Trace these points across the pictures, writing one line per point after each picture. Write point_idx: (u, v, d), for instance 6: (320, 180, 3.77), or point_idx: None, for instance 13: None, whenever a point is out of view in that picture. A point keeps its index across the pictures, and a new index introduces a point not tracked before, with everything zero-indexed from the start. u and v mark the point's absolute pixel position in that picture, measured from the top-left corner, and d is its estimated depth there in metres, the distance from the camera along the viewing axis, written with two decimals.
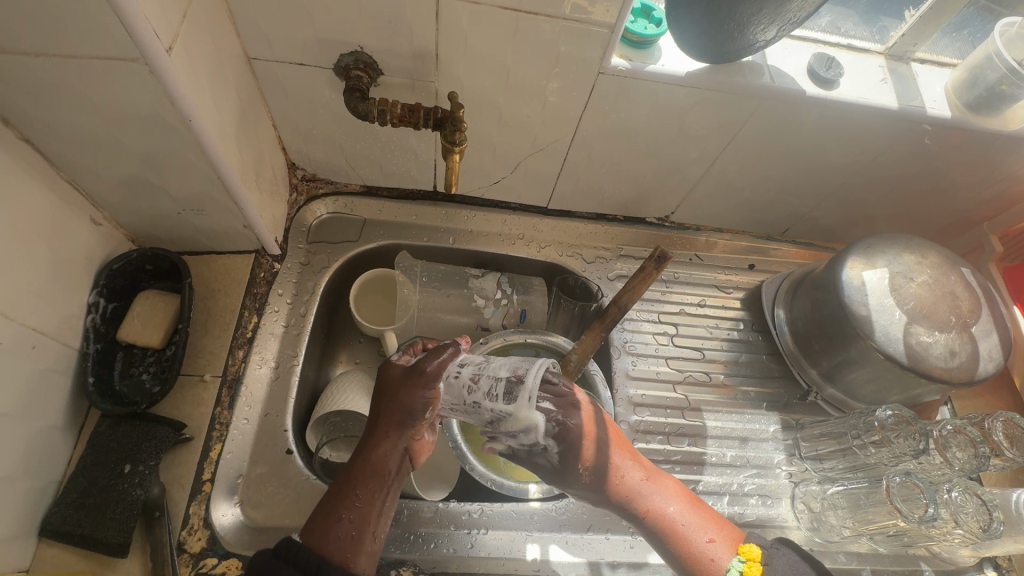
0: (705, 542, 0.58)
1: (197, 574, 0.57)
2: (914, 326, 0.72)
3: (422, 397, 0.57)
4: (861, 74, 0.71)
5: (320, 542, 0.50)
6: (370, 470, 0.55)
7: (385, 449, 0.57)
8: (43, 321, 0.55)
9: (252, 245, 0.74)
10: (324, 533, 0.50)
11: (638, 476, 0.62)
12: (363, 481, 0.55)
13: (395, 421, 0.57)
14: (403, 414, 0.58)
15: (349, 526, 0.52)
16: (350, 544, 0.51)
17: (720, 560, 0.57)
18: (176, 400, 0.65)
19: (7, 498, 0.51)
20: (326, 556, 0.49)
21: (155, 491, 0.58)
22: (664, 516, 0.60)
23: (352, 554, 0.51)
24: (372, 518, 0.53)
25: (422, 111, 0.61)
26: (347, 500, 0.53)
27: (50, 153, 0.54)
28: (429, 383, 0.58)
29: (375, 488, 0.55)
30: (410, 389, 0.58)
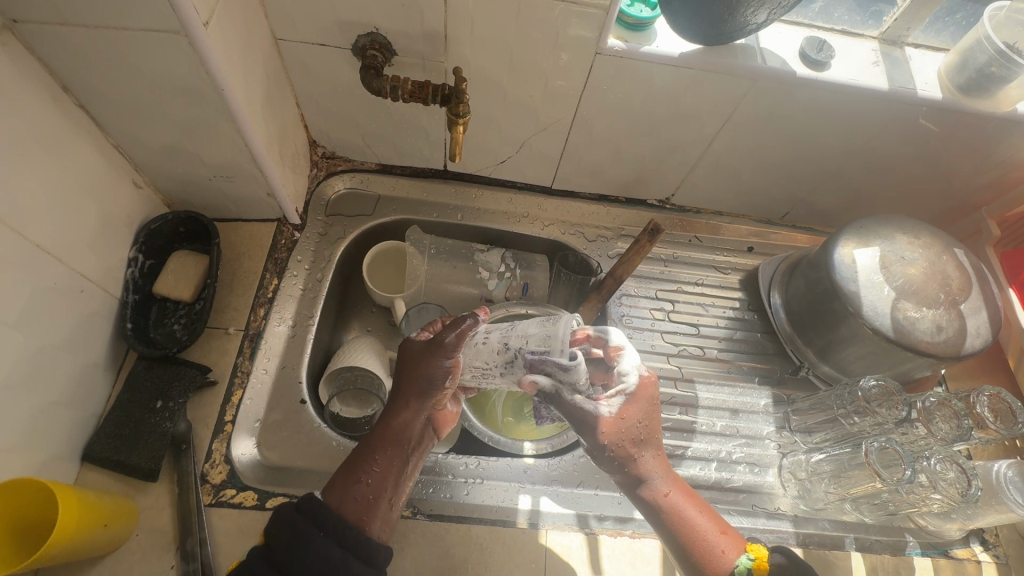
0: (717, 536, 0.59)
1: (217, 502, 0.63)
2: (902, 302, 0.74)
3: (441, 366, 0.61)
4: (852, 57, 0.73)
5: (340, 501, 0.55)
6: (389, 437, 0.60)
7: (404, 418, 0.61)
8: (91, 269, 0.62)
9: (274, 214, 0.80)
10: (343, 494, 0.56)
11: (660, 466, 0.62)
12: (381, 448, 0.59)
13: (414, 391, 0.61)
14: (421, 383, 0.61)
15: (367, 489, 0.57)
16: (367, 505, 0.56)
17: (729, 556, 0.58)
18: (203, 350, 0.71)
19: (56, 422, 0.58)
20: (344, 515, 0.54)
21: (182, 426, 0.65)
22: (679, 507, 0.60)
23: (368, 514, 0.56)
24: (389, 483, 0.58)
25: (430, 87, 0.66)
26: (366, 464, 0.58)
27: (100, 119, 0.61)
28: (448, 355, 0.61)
29: (392, 455, 0.59)
30: (428, 360, 0.61)
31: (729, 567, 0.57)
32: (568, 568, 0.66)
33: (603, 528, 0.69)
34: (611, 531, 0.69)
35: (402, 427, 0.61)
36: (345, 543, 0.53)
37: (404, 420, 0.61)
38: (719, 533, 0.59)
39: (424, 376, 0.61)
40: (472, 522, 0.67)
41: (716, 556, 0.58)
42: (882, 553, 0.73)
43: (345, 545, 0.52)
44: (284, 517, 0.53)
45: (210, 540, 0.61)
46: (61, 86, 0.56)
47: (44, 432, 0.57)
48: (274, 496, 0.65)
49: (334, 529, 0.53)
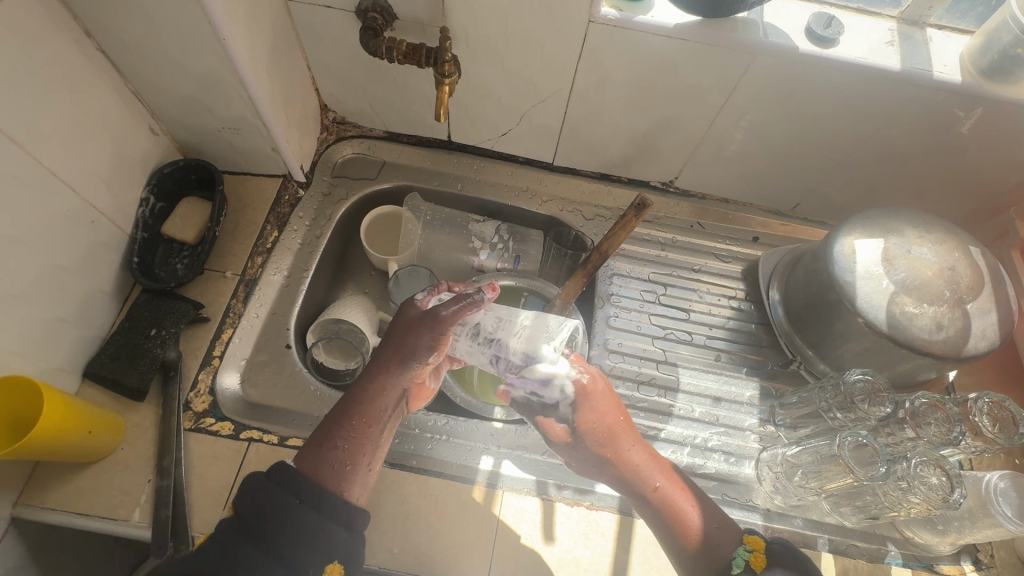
0: (711, 527, 0.59)
1: (196, 428, 0.68)
2: (901, 296, 0.70)
3: (426, 339, 0.59)
4: (865, 36, 0.70)
5: (317, 468, 0.56)
6: (367, 408, 0.60)
7: (385, 387, 0.61)
8: (104, 203, 0.67)
9: (280, 170, 0.84)
10: (319, 460, 0.56)
11: (643, 458, 0.62)
12: (359, 415, 0.59)
13: (395, 359, 0.61)
14: (403, 354, 0.60)
15: (343, 455, 0.57)
16: (343, 472, 0.57)
17: (731, 545, 0.58)
18: (202, 289, 0.76)
19: (61, 338, 0.64)
20: (318, 481, 0.55)
21: (172, 354, 0.70)
22: (669, 495, 0.61)
23: (343, 481, 0.56)
24: (365, 451, 0.58)
25: (423, 50, 0.69)
26: (342, 430, 0.58)
27: (121, 66, 0.66)
28: (438, 335, 0.59)
29: (371, 425, 0.59)
30: (415, 334, 0.60)
31: (727, 557, 0.57)
32: (520, 529, 0.66)
33: (561, 496, 0.69)
34: (569, 499, 0.69)
35: (381, 398, 0.60)
36: (324, 510, 0.53)
37: (383, 391, 0.60)
38: (711, 515, 0.60)
39: (408, 347, 0.60)
40: (431, 474, 0.69)
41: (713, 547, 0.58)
42: (857, 558, 0.70)
43: (322, 511, 0.53)
44: (258, 489, 0.53)
45: (186, 461, 0.66)
46: (85, 31, 0.61)
47: (49, 346, 0.62)
48: (248, 429, 0.69)
49: (312, 497, 0.53)
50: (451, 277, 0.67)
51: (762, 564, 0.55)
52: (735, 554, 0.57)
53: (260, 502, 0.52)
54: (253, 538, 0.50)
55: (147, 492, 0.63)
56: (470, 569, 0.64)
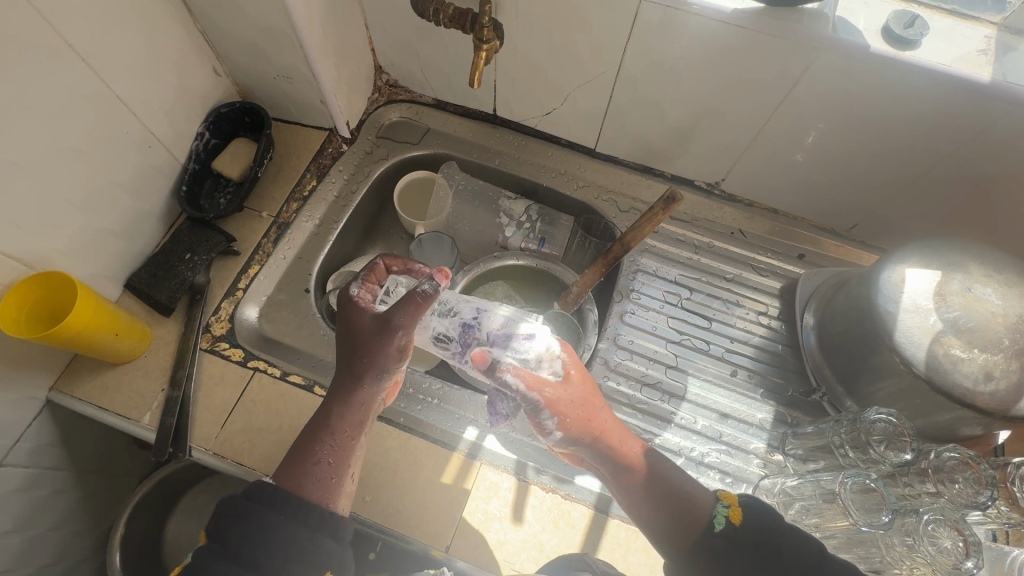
0: (686, 491, 0.56)
1: (211, 349, 0.73)
2: (949, 336, 0.62)
3: (394, 345, 0.58)
4: (954, 41, 0.62)
5: (300, 484, 0.55)
6: (343, 420, 0.59)
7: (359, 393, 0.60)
8: (161, 131, 0.73)
9: (327, 123, 0.88)
10: (301, 477, 0.55)
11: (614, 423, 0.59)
12: (337, 425, 0.59)
13: (365, 368, 0.59)
14: (369, 361, 0.59)
15: (327, 468, 0.57)
16: (327, 483, 0.56)
17: (706, 503, 0.54)
18: (239, 224, 0.81)
19: (107, 248, 0.70)
20: (308, 497, 0.54)
21: (201, 279, 0.75)
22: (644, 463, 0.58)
23: (330, 494, 0.56)
24: (346, 459, 0.59)
25: (468, 15, 0.68)
26: (322, 443, 0.58)
27: (192, 6, 0.71)
28: (401, 336, 0.57)
29: (349, 432, 0.59)
30: (378, 338, 0.58)
31: (706, 514, 0.53)
32: (490, 504, 0.66)
33: (539, 480, 0.68)
34: (546, 485, 0.67)
35: (356, 406, 0.60)
36: (312, 523, 0.52)
37: (359, 399, 0.60)
38: (684, 485, 0.56)
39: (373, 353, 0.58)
40: (414, 434, 0.70)
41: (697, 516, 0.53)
42: None
43: (310, 525, 0.52)
44: (237, 506, 0.50)
45: (196, 378, 0.71)
46: None
47: (96, 253, 0.69)
48: (256, 359, 0.73)
49: (300, 513, 0.52)
50: (387, 257, 0.65)
51: (741, 518, 0.52)
52: (714, 511, 0.53)
53: (243, 516, 0.50)
54: (245, 544, 0.49)
55: (159, 399, 0.69)
56: (435, 531, 0.64)
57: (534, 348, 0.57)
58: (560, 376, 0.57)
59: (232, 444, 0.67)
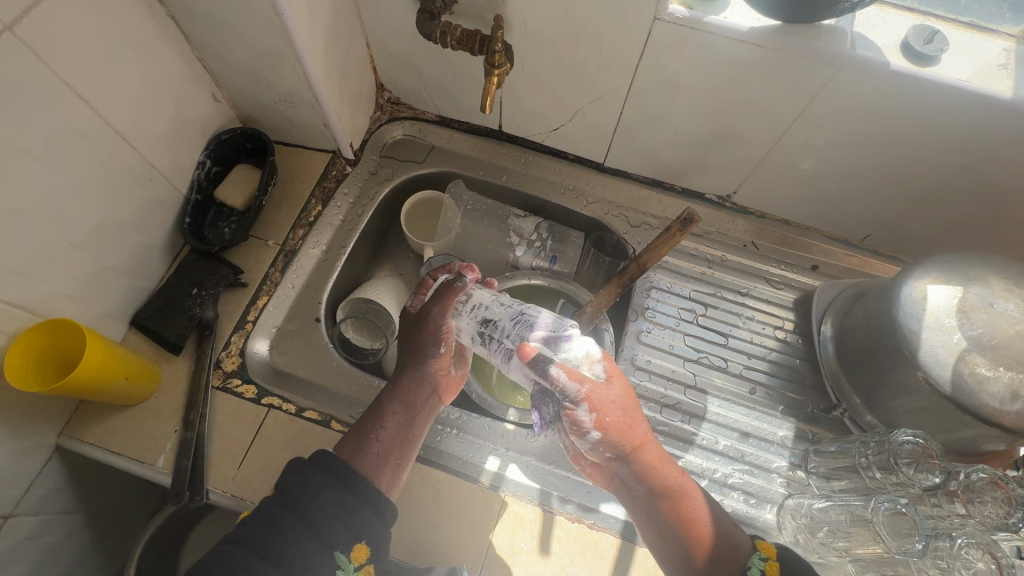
0: (725, 531, 0.56)
1: (223, 386, 0.71)
2: (973, 355, 0.62)
3: (438, 330, 0.64)
4: (973, 56, 0.61)
5: (355, 458, 0.60)
6: (397, 402, 0.64)
7: (411, 380, 0.65)
8: (162, 163, 0.70)
9: (330, 145, 0.86)
10: (357, 450, 0.60)
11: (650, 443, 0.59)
12: (392, 409, 0.64)
13: (415, 355, 0.65)
14: (418, 348, 0.64)
15: (379, 445, 0.62)
16: (377, 461, 0.61)
17: (743, 551, 0.54)
18: (244, 254, 0.79)
19: (112, 287, 0.68)
20: (360, 468, 0.59)
21: (209, 314, 0.73)
22: (682, 491, 0.58)
23: (381, 469, 0.61)
24: (398, 441, 0.63)
25: (477, 37, 0.66)
26: (377, 423, 0.63)
27: (190, 34, 0.68)
28: (438, 325, 0.63)
29: (403, 415, 0.64)
30: (420, 329, 0.65)
31: (742, 564, 0.53)
32: (515, 536, 0.65)
33: (563, 510, 0.67)
34: (571, 515, 0.67)
35: (405, 391, 0.65)
36: (358, 491, 0.56)
37: (410, 384, 0.65)
38: (726, 525, 0.57)
39: (419, 344, 0.64)
40: (435, 467, 0.69)
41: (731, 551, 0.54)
42: None
43: (357, 493, 0.56)
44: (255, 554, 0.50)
45: (210, 417, 0.69)
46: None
47: (100, 293, 0.67)
48: (270, 395, 0.71)
49: (350, 479, 0.57)
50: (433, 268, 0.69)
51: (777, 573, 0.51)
52: (749, 562, 0.53)
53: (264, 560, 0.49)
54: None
55: (172, 441, 0.67)
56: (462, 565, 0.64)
57: (576, 350, 0.55)
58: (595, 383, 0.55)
59: (250, 485, 0.66)
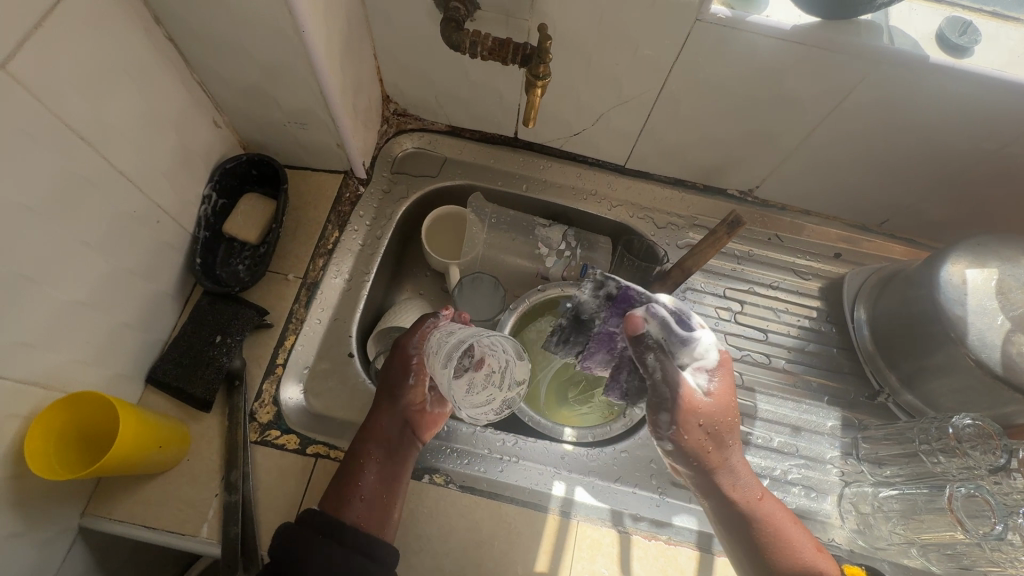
0: (812, 549, 0.58)
1: (262, 440, 0.65)
2: (1018, 335, 0.64)
3: (406, 366, 0.64)
4: (1002, 45, 0.63)
5: (339, 506, 0.58)
6: (371, 443, 0.62)
7: (385, 420, 0.63)
8: (168, 202, 0.63)
9: (342, 165, 0.80)
10: (339, 498, 0.58)
11: (742, 463, 0.60)
12: (370, 451, 0.61)
13: (387, 393, 0.64)
14: (389, 386, 0.64)
15: (360, 490, 0.59)
16: (362, 507, 0.58)
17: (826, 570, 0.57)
18: (264, 292, 0.73)
19: (126, 344, 0.61)
20: (344, 516, 0.57)
21: (237, 362, 0.67)
22: (769, 508, 0.59)
23: (366, 515, 0.58)
24: (382, 483, 0.60)
25: (511, 45, 0.62)
26: (355, 468, 0.60)
27: (189, 56, 0.61)
28: (408, 358, 0.64)
29: (380, 456, 0.61)
30: (393, 368, 0.65)
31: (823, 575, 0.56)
32: (595, 563, 0.63)
33: (638, 528, 0.66)
34: (646, 532, 0.66)
35: (378, 430, 0.62)
36: (346, 541, 0.54)
37: (383, 423, 0.63)
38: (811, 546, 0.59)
39: (392, 381, 0.64)
40: (503, 499, 0.66)
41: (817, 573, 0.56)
42: None
43: (345, 542, 0.54)
44: None
45: (253, 476, 0.63)
46: (155, 18, 0.56)
47: (114, 351, 0.60)
48: (315, 443, 0.66)
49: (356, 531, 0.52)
50: None
51: None
52: None
53: None
54: None
55: (215, 506, 0.61)
56: None
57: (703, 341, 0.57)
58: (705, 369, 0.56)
59: None
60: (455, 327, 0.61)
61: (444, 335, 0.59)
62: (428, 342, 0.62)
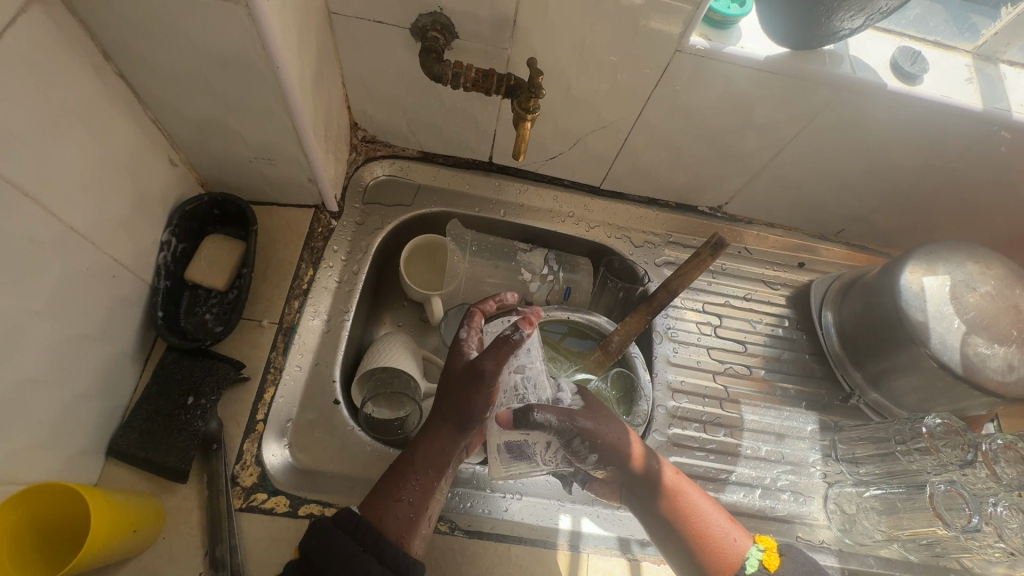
0: (732, 537, 0.61)
1: (247, 506, 0.60)
2: (973, 336, 0.70)
3: (486, 392, 0.56)
4: (946, 72, 0.69)
5: (385, 520, 0.52)
6: (428, 457, 0.56)
7: (445, 437, 0.57)
8: (124, 252, 0.57)
9: (313, 200, 0.75)
10: (385, 511, 0.53)
11: (661, 466, 0.63)
12: (425, 466, 0.56)
13: (454, 413, 0.57)
14: (461, 407, 0.56)
15: (409, 507, 0.54)
16: (406, 524, 0.53)
17: (742, 546, 0.60)
18: (236, 342, 0.68)
19: (82, 417, 0.54)
20: (387, 533, 0.52)
21: (214, 424, 0.61)
22: (689, 503, 0.62)
23: (409, 535, 0.53)
24: (430, 501, 0.56)
25: (495, 77, 0.62)
26: (407, 482, 0.55)
27: (142, 91, 0.56)
28: (487, 385, 0.56)
29: (435, 473, 0.56)
30: (468, 387, 0.56)
31: (740, 556, 0.60)
32: None
33: (646, 554, 0.66)
34: (654, 557, 0.66)
35: (439, 446, 0.57)
36: (386, 560, 0.49)
37: (444, 440, 0.57)
38: (731, 533, 0.61)
39: (464, 403, 0.56)
40: (512, 541, 0.64)
41: (731, 556, 0.59)
42: None
43: (385, 562, 0.49)
44: None
45: (240, 547, 0.58)
46: (103, 53, 0.51)
47: (70, 426, 0.53)
48: (307, 503, 0.61)
49: (377, 546, 0.50)
50: (480, 302, 0.66)
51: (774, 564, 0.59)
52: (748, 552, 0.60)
53: None
54: None
55: None
56: None
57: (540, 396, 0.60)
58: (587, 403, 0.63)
59: None
60: (529, 361, 0.61)
61: (527, 381, 0.60)
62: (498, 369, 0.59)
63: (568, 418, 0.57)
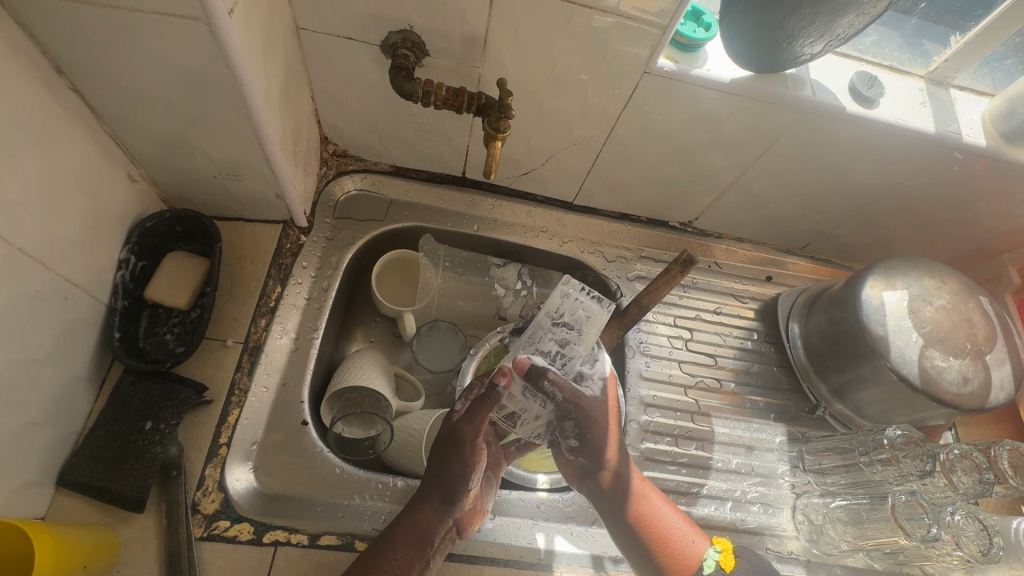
0: (690, 541, 0.62)
1: (209, 535, 0.58)
2: (930, 349, 0.73)
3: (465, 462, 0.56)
4: (901, 95, 0.72)
5: None
6: (409, 534, 0.56)
7: (428, 515, 0.57)
8: (77, 272, 0.55)
9: (281, 215, 0.74)
10: None
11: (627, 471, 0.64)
12: (403, 543, 0.55)
13: (438, 486, 0.57)
14: (443, 479, 0.57)
15: None
16: None
17: (700, 548, 0.62)
18: (198, 363, 0.65)
19: (30, 446, 0.52)
20: None
21: (173, 450, 0.59)
22: (648, 508, 0.62)
23: None
24: None
25: (466, 95, 0.63)
26: (383, 562, 0.54)
27: (98, 106, 0.54)
28: (466, 451, 0.56)
29: (414, 554, 0.55)
30: (450, 455, 0.57)
31: (699, 558, 0.61)
32: None
33: (619, 571, 0.66)
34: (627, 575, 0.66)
35: (419, 523, 0.56)
36: None
37: (428, 516, 0.57)
38: (688, 537, 0.63)
39: (445, 474, 0.57)
40: (484, 562, 0.64)
41: (688, 560, 0.61)
42: None
43: None
44: None
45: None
46: (56, 67, 0.49)
47: (17, 457, 0.50)
48: (272, 529, 0.59)
49: None
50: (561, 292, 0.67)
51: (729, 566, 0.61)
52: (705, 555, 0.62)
53: None
54: None
55: None
56: None
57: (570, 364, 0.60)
58: (603, 396, 0.63)
59: None
60: (574, 339, 0.61)
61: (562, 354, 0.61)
62: (545, 314, 0.62)
63: (573, 401, 0.58)
